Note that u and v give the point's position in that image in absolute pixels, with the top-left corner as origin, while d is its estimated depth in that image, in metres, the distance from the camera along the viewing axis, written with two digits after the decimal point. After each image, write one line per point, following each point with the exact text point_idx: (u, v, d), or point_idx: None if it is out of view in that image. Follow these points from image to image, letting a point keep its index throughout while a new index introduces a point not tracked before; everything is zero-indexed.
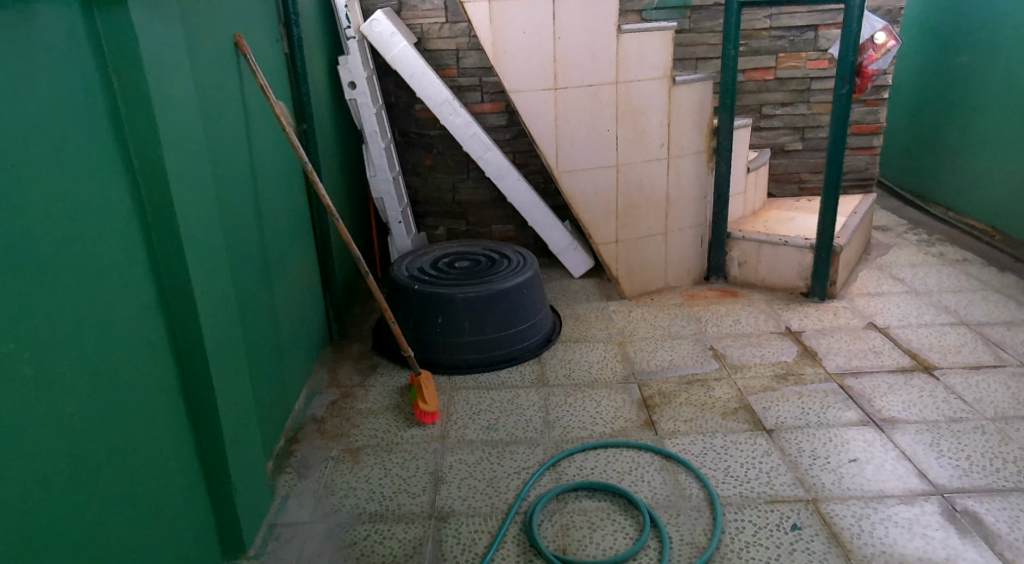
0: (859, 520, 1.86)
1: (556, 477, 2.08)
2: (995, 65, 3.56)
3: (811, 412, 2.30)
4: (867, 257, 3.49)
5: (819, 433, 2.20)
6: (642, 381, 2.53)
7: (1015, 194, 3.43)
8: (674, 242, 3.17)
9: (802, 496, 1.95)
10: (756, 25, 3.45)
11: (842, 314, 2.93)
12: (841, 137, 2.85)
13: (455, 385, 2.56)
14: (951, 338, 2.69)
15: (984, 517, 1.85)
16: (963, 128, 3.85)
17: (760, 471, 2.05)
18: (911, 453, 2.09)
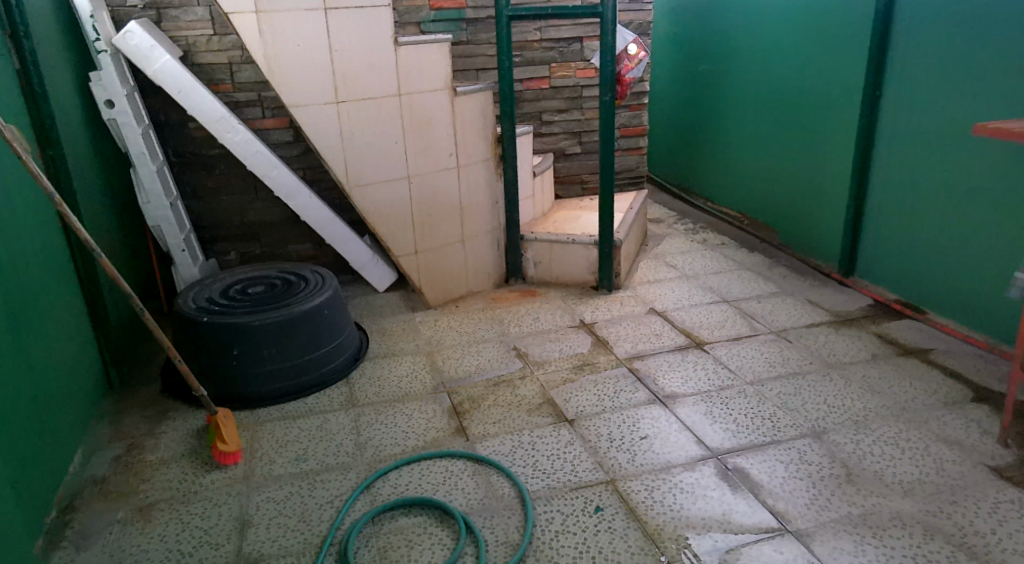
0: (650, 491, 2.00)
1: (370, 500, 2.04)
2: (732, 69, 3.98)
3: (606, 398, 2.44)
4: (646, 247, 3.78)
5: (616, 416, 2.34)
6: (451, 388, 2.55)
7: (753, 184, 3.88)
8: (472, 248, 3.22)
9: (603, 478, 2.07)
10: (528, 37, 3.63)
11: (627, 303, 3.15)
12: (610, 141, 3.07)
13: (257, 420, 2.43)
14: (716, 315, 2.98)
15: (750, 471, 2.04)
16: (712, 125, 4.27)
17: (565, 461, 2.15)
18: (691, 423, 2.28)
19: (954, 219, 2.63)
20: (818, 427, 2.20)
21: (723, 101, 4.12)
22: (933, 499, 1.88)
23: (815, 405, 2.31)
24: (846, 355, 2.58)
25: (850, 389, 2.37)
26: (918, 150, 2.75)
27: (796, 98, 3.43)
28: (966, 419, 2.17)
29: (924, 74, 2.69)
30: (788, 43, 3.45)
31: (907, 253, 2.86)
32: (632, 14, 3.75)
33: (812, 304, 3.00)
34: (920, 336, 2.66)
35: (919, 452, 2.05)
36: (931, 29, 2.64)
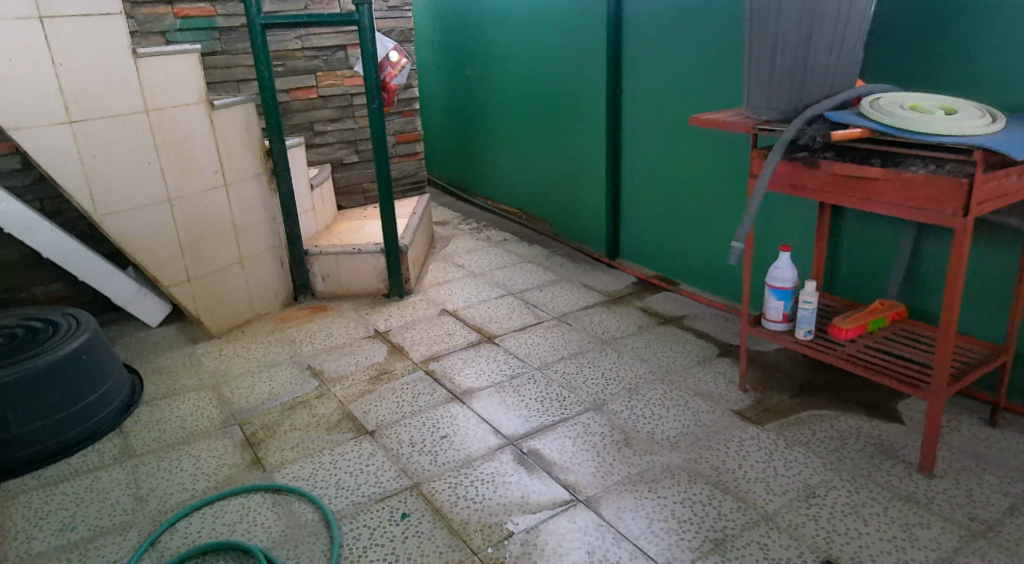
0: (453, 487, 1.99)
1: (158, 556, 1.89)
2: (494, 72, 4.08)
3: (406, 403, 2.42)
4: (435, 250, 3.84)
5: (417, 420, 2.32)
6: (243, 419, 2.42)
7: (525, 181, 4.06)
8: (252, 270, 3.05)
9: (406, 484, 2.04)
10: (288, 46, 3.52)
11: (420, 306, 3.16)
12: (384, 149, 3.04)
13: (11, 492, 2.15)
14: (502, 308, 3.09)
15: (543, 451, 2.10)
16: (482, 127, 4.37)
17: (368, 474, 2.10)
18: (487, 415, 2.31)
19: (693, 200, 2.92)
20: (598, 401, 2.32)
21: (488, 103, 4.22)
22: (694, 447, 2.01)
23: (595, 380, 2.45)
24: (617, 328, 2.80)
25: (624, 360, 2.55)
26: (658, 139, 3.03)
27: (554, 97, 3.61)
28: (714, 373, 2.40)
29: (656, 71, 2.96)
30: (540, 46, 3.61)
31: (659, 234, 3.16)
32: (393, 22, 3.76)
33: (586, 288, 3.22)
34: (675, 305, 2.96)
35: (680, 408, 2.21)
36: (657, 31, 2.90)
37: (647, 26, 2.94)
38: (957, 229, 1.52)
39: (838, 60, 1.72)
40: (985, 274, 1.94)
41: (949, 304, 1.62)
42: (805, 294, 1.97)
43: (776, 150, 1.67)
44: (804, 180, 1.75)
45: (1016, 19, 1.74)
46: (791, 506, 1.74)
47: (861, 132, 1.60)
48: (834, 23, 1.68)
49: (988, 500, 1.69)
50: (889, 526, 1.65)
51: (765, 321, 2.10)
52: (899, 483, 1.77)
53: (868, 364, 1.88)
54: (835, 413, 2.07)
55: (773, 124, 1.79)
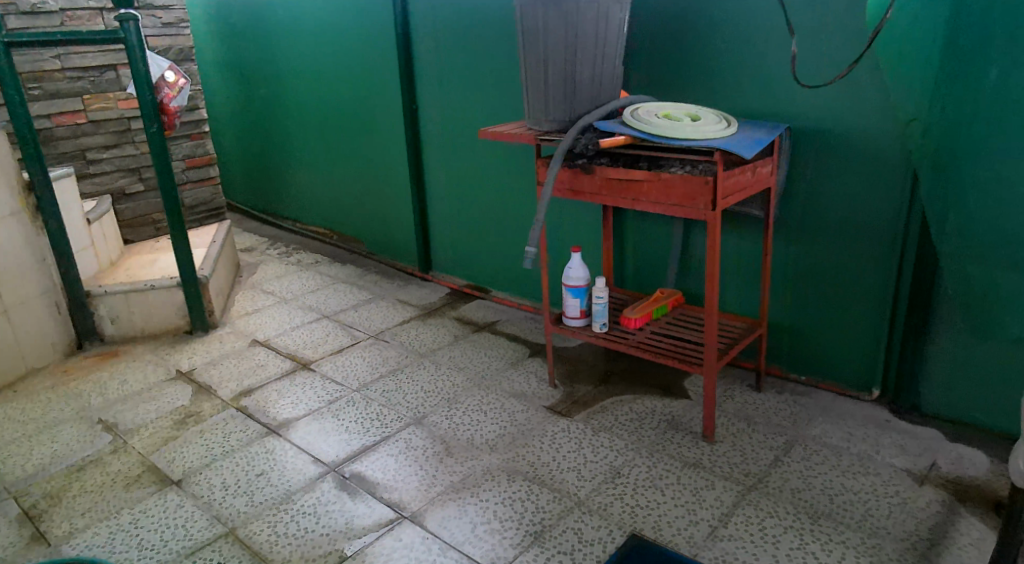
0: (273, 526, 1.85)
1: None
2: (277, 86, 3.73)
3: (215, 445, 2.20)
4: (240, 278, 3.44)
5: (228, 461, 2.11)
6: (19, 492, 2.07)
7: (325, 197, 3.73)
8: (19, 320, 2.63)
9: (220, 532, 1.85)
10: (44, 66, 3.18)
11: (228, 339, 2.87)
12: (168, 175, 2.78)
13: None
14: (318, 333, 2.84)
15: (366, 473, 2.00)
16: (272, 143, 3.96)
17: (176, 527, 1.88)
18: (306, 444, 2.16)
19: (500, 206, 2.86)
20: (417, 414, 2.24)
21: (277, 116, 3.82)
22: (510, 446, 2.04)
23: (414, 394, 2.35)
24: (430, 341, 2.69)
25: (441, 370, 2.47)
26: (454, 147, 2.92)
27: (346, 108, 3.34)
28: (526, 372, 2.43)
29: (445, 80, 2.84)
30: (326, 55, 3.32)
31: (472, 242, 3.04)
32: (168, 40, 3.47)
33: (402, 302, 3.04)
34: (489, 312, 2.90)
35: (497, 410, 2.22)
36: (442, 39, 2.78)
37: (428, 37, 2.83)
38: (709, 221, 1.71)
39: (602, 74, 1.88)
40: (742, 256, 2.18)
41: (710, 289, 1.81)
42: (597, 290, 2.11)
43: (555, 158, 1.79)
44: (583, 185, 1.87)
45: (740, 30, 1.98)
46: (600, 488, 1.83)
47: (626, 139, 1.74)
48: (594, 39, 1.82)
49: (758, 456, 1.90)
50: (681, 492, 1.79)
51: (566, 319, 2.22)
52: (687, 452, 1.94)
53: (653, 349, 2.05)
54: (631, 396, 2.24)
55: (554, 135, 1.90)
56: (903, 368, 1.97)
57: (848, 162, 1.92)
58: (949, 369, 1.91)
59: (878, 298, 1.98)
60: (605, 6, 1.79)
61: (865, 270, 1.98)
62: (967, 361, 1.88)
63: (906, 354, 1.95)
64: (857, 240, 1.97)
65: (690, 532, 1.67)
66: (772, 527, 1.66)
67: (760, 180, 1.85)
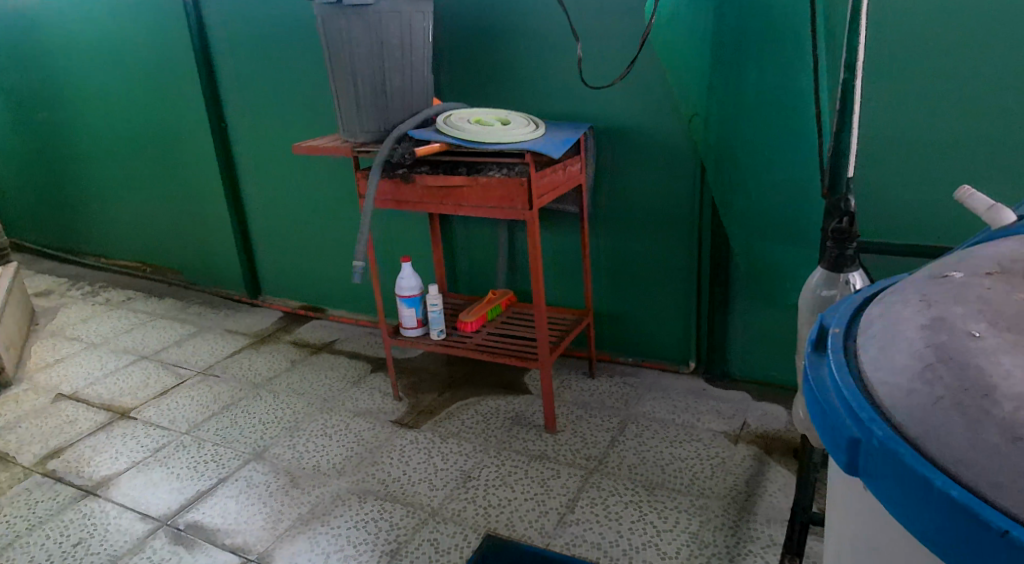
0: None
1: None
2: (65, 113, 3.39)
3: (18, 520, 1.90)
4: (36, 327, 3.07)
5: (38, 535, 1.84)
6: None
7: (130, 228, 3.46)
8: None
9: None
10: None
11: (27, 398, 2.52)
12: None
13: None
14: (136, 377, 2.60)
15: (204, 521, 1.84)
16: (61, 174, 3.61)
17: None
18: (132, 501, 1.94)
19: (324, 223, 2.79)
20: (257, 448, 2.11)
21: (65, 145, 3.49)
22: (359, 468, 1.98)
23: (251, 428, 2.22)
24: (266, 369, 2.57)
25: (280, 399, 2.36)
26: (271, 165, 2.81)
27: (145, 130, 3.11)
28: (369, 390, 2.38)
29: (256, 95, 2.71)
30: (121, 77, 3.06)
31: (299, 262, 2.95)
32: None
33: (230, 333, 2.87)
34: (326, 332, 2.83)
35: (342, 432, 2.15)
36: (246, 53, 2.66)
37: (231, 51, 2.69)
38: (527, 220, 1.76)
39: (413, 82, 1.90)
40: (565, 252, 2.27)
41: (536, 285, 1.87)
42: (432, 297, 2.12)
43: (373, 170, 1.77)
44: (405, 194, 1.87)
45: (540, 35, 2.05)
46: (453, 495, 1.83)
47: (440, 146, 1.77)
48: (400, 49, 1.84)
49: (596, 439, 1.99)
50: (529, 485, 1.84)
51: (404, 330, 2.21)
52: (532, 446, 1.99)
53: (490, 350, 2.09)
54: (475, 399, 2.26)
55: (372, 146, 1.87)
56: (713, 341, 2.14)
57: (649, 156, 2.05)
58: (753, 336, 2.10)
59: (689, 278, 2.13)
60: (408, 14, 1.82)
61: (671, 254, 2.13)
62: (767, 327, 2.07)
63: (714, 326, 2.12)
64: (665, 227, 2.11)
65: (540, 523, 1.71)
66: (614, 504, 1.75)
67: (570, 178, 1.94)
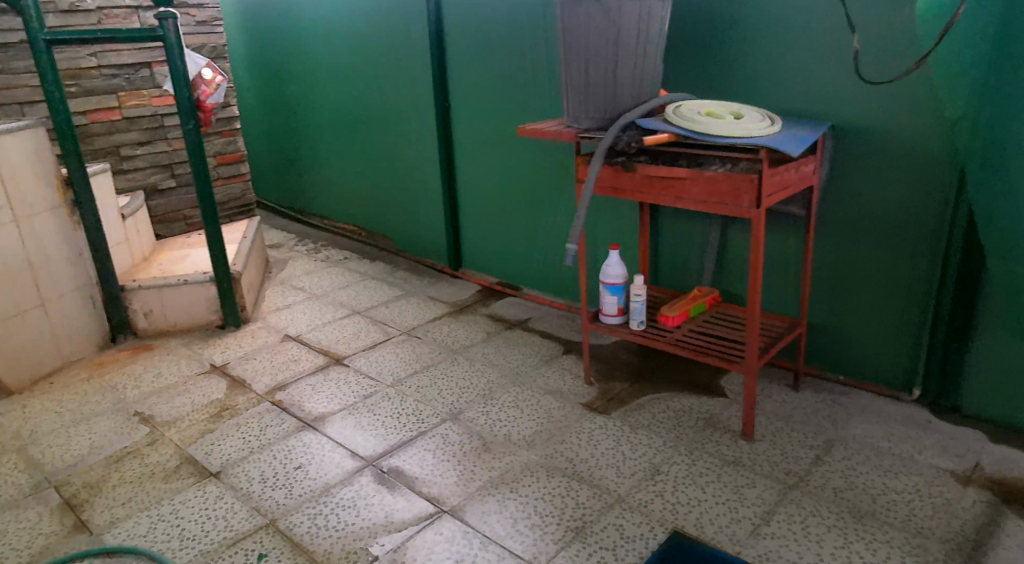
0: (313, 519, 1.81)
1: None
2: (307, 84, 3.76)
3: (252, 437, 2.14)
4: (268, 275, 3.38)
5: (267, 454, 2.06)
6: (64, 478, 2.01)
7: (355, 192, 3.74)
8: (56, 313, 2.52)
9: (261, 523, 1.81)
10: (81, 64, 2.97)
11: (259, 335, 2.77)
12: (203, 171, 2.63)
13: None
14: (349, 329, 2.79)
15: (404, 468, 1.97)
16: (302, 141, 3.98)
17: (218, 517, 1.84)
18: (343, 438, 2.11)
19: (529, 202, 2.88)
20: (454, 409, 2.22)
21: (309, 114, 3.84)
22: (548, 443, 2.03)
23: (449, 389, 2.33)
24: (465, 338, 2.68)
25: (476, 367, 2.47)
26: (487, 149, 2.95)
27: (379, 105, 3.36)
28: (562, 370, 2.43)
29: (481, 83, 2.85)
30: (360, 58, 3.35)
31: (502, 238, 3.06)
32: (201, 37, 3.31)
33: (433, 300, 3.04)
34: (520, 310, 2.91)
35: (533, 406, 2.22)
36: (477, 35, 2.79)
37: (466, 36, 2.83)
38: (753, 219, 1.70)
39: (644, 71, 1.88)
40: (780, 256, 2.17)
41: (754, 286, 1.81)
42: (636, 287, 2.11)
43: (596, 155, 1.80)
44: (624, 183, 1.88)
45: (776, 29, 1.98)
46: (640, 485, 1.83)
47: (669, 136, 1.75)
48: (636, 37, 1.83)
49: (798, 455, 1.89)
50: (722, 490, 1.79)
51: (603, 316, 2.22)
52: (726, 450, 1.93)
53: (693, 347, 2.05)
54: (668, 394, 2.23)
55: (592, 132, 1.91)
56: (944, 366, 1.96)
57: (885, 162, 1.91)
58: (988, 368, 1.90)
59: (918, 297, 1.96)
60: (649, 3, 1.80)
61: (902, 271, 1.97)
62: (1007, 360, 1.87)
63: (950, 352, 1.93)
64: (899, 241, 1.95)
65: (732, 530, 1.67)
66: (814, 526, 1.66)
67: (803, 179, 1.84)
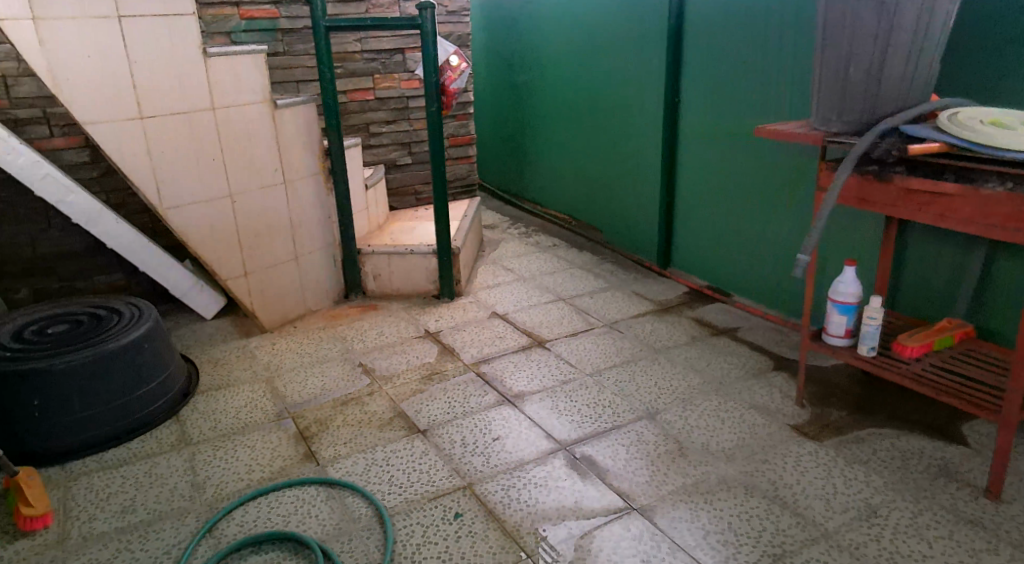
0: (506, 490, 1.86)
1: (215, 542, 1.74)
2: (538, 72, 3.85)
3: (457, 404, 2.24)
4: (482, 254, 3.52)
5: (469, 421, 2.15)
6: (297, 413, 2.23)
7: (571, 181, 3.77)
8: (305, 266, 2.81)
9: (459, 484, 1.89)
10: (347, 48, 3.25)
11: (469, 309, 2.90)
12: (438, 151, 2.78)
13: (72, 473, 1.99)
14: (554, 313, 2.84)
15: (598, 458, 1.96)
16: (527, 127, 4.08)
17: (421, 471, 1.95)
18: (540, 419, 2.15)
19: (749, 204, 2.70)
20: (651, 408, 2.17)
21: (536, 101, 3.93)
22: (749, 460, 1.92)
23: (648, 387, 2.29)
24: (670, 338, 2.60)
25: (678, 369, 2.39)
26: (712, 147, 2.82)
27: (605, 96, 3.35)
28: (770, 386, 2.26)
29: (718, 82, 2.73)
30: (591, 48, 3.37)
31: (716, 240, 2.90)
32: (451, 26, 3.50)
33: (638, 295, 2.97)
34: (730, 317, 2.73)
35: (735, 420, 2.10)
36: (718, 28, 2.68)
37: (707, 29, 2.73)
38: None
39: (915, 74, 1.70)
40: None
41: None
42: (872, 310, 1.93)
43: (845, 161, 1.65)
44: (874, 195, 1.72)
45: None
46: (852, 525, 1.69)
47: (939, 147, 1.57)
48: (912, 35, 1.65)
49: None
50: (954, 550, 1.60)
51: (827, 336, 2.05)
52: (963, 507, 1.72)
53: (931, 384, 1.83)
54: (894, 432, 2.01)
55: (842, 136, 1.77)
56: None
57: None
58: None
59: None
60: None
61: None
62: None
63: None
64: None
65: None
66: None
67: None
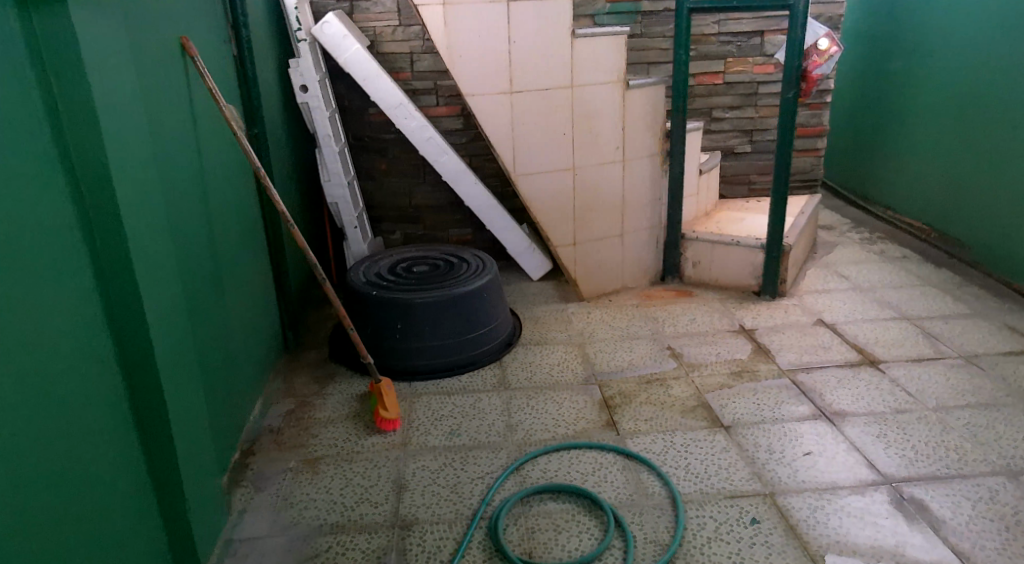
0: (815, 511, 1.72)
1: (520, 481, 1.86)
2: (923, 62, 3.42)
3: (766, 408, 2.12)
4: (813, 256, 3.26)
5: (778, 429, 2.03)
6: (603, 381, 2.29)
7: (938, 187, 3.31)
8: (630, 243, 2.86)
9: (759, 490, 1.80)
10: (704, 30, 3.18)
11: (793, 312, 2.71)
12: (788, 140, 2.61)
13: (414, 391, 2.27)
14: (892, 333, 2.53)
15: (929, 504, 1.73)
16: (896, 122, 3.66)
17: (720, 467, 1.89)
18: (860, 445, 1.95)
19: None
20: (1013, 466, 1.84)
21: (913, 95, 3.50)
22: None
23: (1010, 441, 1.94)
24: None
25: None
26: None
27: (1005, 93, 2.87)
28: None
29: None
30: (999, 36, 2.90)
31: None
32: (821, 7, 3.24)
33: (1010, 329, 2.53)
34: None
35: None
36: None
37: None
38: None
39: None
40: None
41: None
42: None
43: None
44: None
45: None
46: None
47: None
48: None
49: None
50: None
51: None
52: None
53: None
54: None
55: None
56: None
57: None
58: None
59: None
60: None
61: None
62: None
63: None
64: None
65: None
66: None
67: None
